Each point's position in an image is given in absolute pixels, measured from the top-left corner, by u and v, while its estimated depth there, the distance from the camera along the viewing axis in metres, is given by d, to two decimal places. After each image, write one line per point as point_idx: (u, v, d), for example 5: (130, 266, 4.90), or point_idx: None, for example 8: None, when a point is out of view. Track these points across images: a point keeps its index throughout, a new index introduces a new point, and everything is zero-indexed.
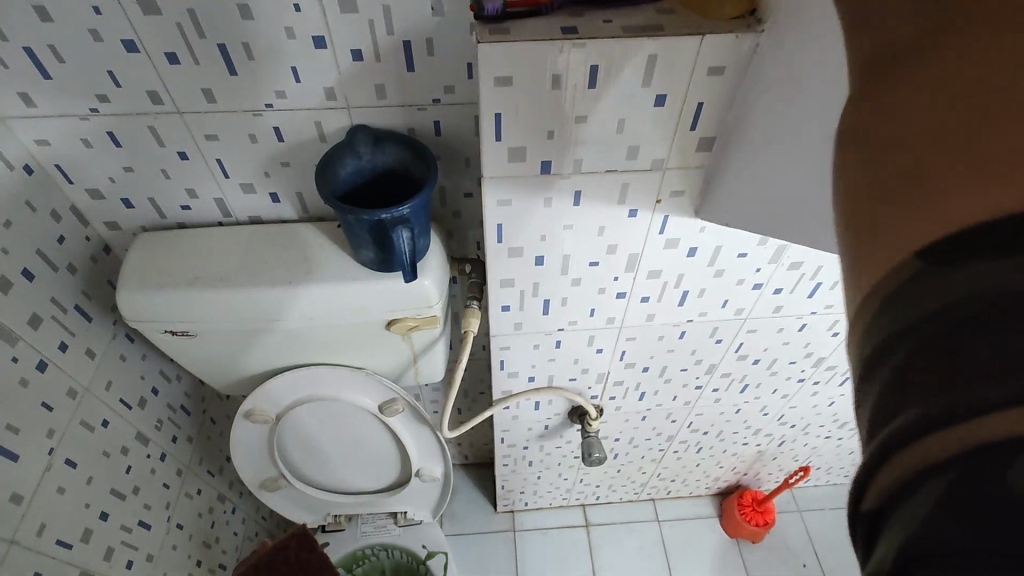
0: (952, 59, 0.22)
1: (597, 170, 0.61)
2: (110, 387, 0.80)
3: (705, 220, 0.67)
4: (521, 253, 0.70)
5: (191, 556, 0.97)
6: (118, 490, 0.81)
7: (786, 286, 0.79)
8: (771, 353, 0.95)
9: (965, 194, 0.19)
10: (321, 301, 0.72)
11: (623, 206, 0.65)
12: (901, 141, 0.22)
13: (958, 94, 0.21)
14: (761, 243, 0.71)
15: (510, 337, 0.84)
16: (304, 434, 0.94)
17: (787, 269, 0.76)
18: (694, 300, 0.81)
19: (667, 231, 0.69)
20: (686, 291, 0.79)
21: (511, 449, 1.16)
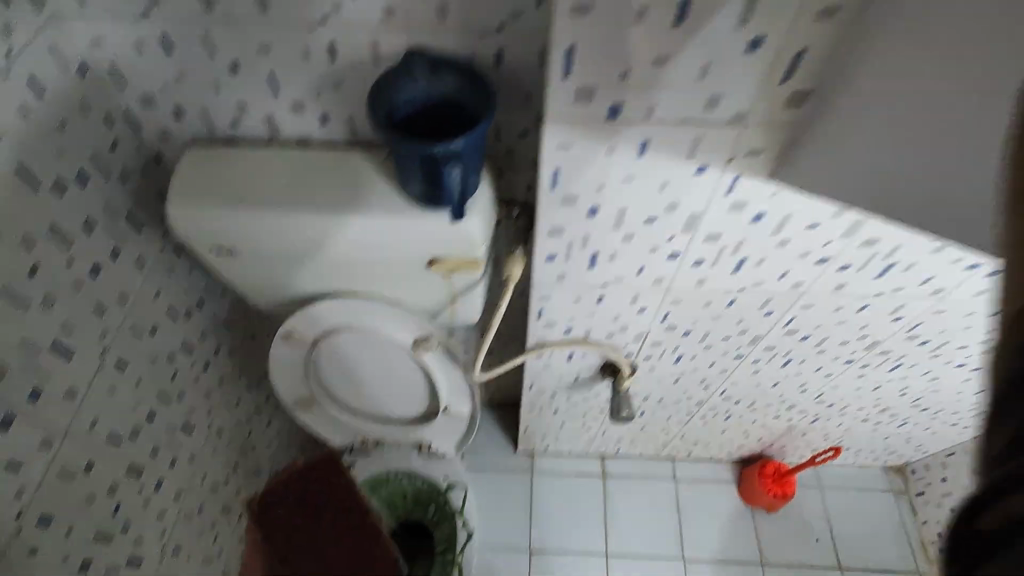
0: None
1: (670, 119, 0.55)
2: (158, 296, 0.82)
3: (779, 184, 0.61)
4: (575, 203, 0.67)
5: (228, 461, 1.03)
6: (164, 394, 0.85)
7: (854, 264, 0.73)
8: (824, 331, 0.90)
9: None
10: (365, 234, 0.71)
11: (692, 161, 0.60)
12: None
13: None
14: (836, 216, 0.65)
15: (552, 287, 0.82)
16: (340, 360, 0.96)
17: (860, 245, 0.70)
18: (751, 270, 0.76)
19: (735, 194, 0.64)
20: (744, 258, 0.74)
21: (538, 396, 1.17)
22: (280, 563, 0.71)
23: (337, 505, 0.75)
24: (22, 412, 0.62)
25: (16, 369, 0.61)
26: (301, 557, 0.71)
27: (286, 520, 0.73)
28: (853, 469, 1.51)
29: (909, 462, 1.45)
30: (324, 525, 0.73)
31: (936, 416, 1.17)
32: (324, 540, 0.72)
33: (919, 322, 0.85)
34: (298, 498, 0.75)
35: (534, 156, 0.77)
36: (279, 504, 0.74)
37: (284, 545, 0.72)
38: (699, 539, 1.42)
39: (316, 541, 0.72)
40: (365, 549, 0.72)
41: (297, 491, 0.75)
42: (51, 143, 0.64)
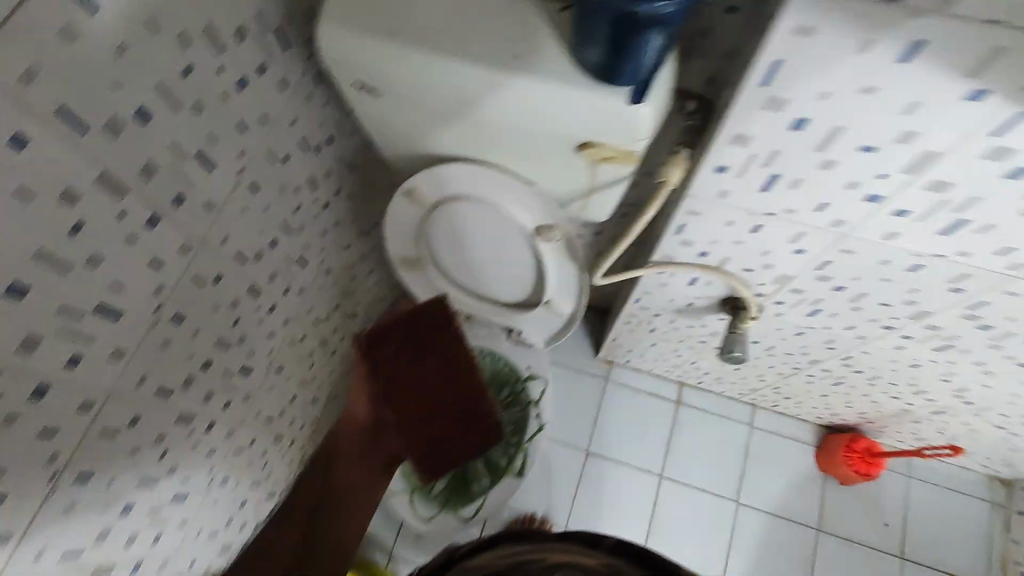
0: None
1: (972, 16, 0.41)
2: (294, 124, 0.80)
3: None
4: (781, 109, 0.54)
5: (332, 299, 1.07)
6: (286, 224, 0.86)
7: None
8: (1014, 325, 0.75)
9: None
10: (521, 98, 0.63)
11: (968, 82, 0.45)
12: None
13: None
14: None
15: (707, 203, 0.71)
16: (454, 229, 0.93)
17: None
18: (966, 237, 0.62)
19: (1004, 138, 0.49)
20: (964, 221, 0.60)
21: (640, 311, 1.10)
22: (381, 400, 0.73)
23: (441, 357, 0.74)
24: (167, 215, 0.63)
25: (165, 170, 0.61)
26: (404, 400, 0.73)
27: (392, 361, 0.73)
28: (951, 468, 1.38)
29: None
30: (429, 373, 0.73)
31: None
32: (427, 388, 0.73)
33: None
34: (404, 342, 0.73)
35: (733, 42, 0.63)
36: (384, 344, 0.73)
37: (388, 383, 0.73)
38: (759, 488, 1.39)
39: (420, 387, 0.73)
40: (466, 405, 0.74)
41: (399, 335, 0.73)
42: None
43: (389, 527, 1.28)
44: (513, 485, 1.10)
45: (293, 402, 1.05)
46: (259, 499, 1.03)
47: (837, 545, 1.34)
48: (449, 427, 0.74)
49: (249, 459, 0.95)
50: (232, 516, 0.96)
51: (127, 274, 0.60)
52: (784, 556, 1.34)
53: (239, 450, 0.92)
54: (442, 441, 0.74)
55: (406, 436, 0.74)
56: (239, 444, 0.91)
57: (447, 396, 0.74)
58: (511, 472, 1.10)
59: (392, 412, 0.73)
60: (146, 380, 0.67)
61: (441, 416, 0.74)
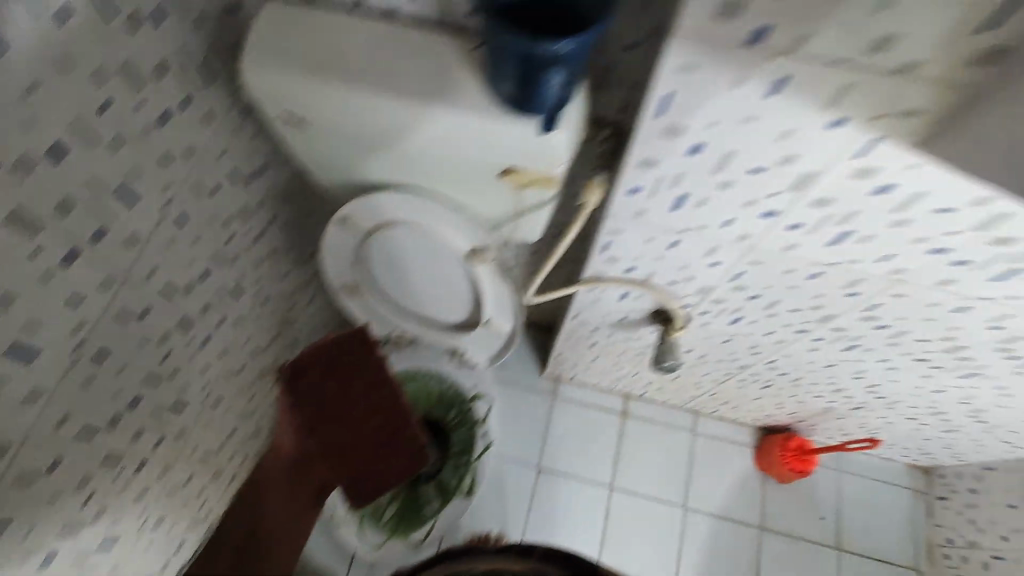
0: None
1: (821, 56, 0.47)
2: (223, 156, 0.80)
3: (923, 157, 0.52)
4: (678, 136, 0.59)
5: (271, 329, 1.06)
6: (218, 255, 0.85)
7: (972, 262, 0.65)
8: (905, 323, 0.82)
9: None
10: (443, 128, 0.66)
11: (830, 111, 0.51)
12: None
13: None
14: (977, 204, 0.57)
15: (625, 223, 0.76)
16: (390, 254, 0.95)
17: (988, 242, 0.61)
18: (851, 245, 0.68)
19: (867, 158, 0.55)
20: (847, 232, 0.66)
21: (579, 327, 1.14)
22: (306, 431, 0.71)
23: (368, 379, 0.75)
24: (87, 250, 0.62)
25: (83, 206, 0.60)
26: (330, 429, 0.72)
27: (315, 390, 0.73)
28: (877, 461, 1.47)
29: (940, 466, 1.41)
30: (354, 398, 0.74)
31: (990, 431, 1.11)
32: (355, 412, 0.73)
33: (1019, 336, 0.77)
34: (327, 370, 0.74)
35: (638, 73, 0.69)
36: (306, 374, 0.73)
37: (312, 413, 0.72)
38: (704, 492, 1.44)
39: (347, 413, 0.73)
40: (395, 425, 0.75)
41: (324, 362, 0.74)
42: None
43: (341, 560, 1.26)
44: (463, 505, 1.11)
45: (233, 436, 1.03)
46: (199, 539, 0.99)
47: (778, 541, 1.40)
48: (376, 450, 0.74)
49: (185, 498, 0.93)
50: (169, 558, 0.92)
51: (43, 312, 0.59)
52: (731, 556, 1.38)
53: (173, 488, 0.89)
54: (371, 465, 0.74)
55: (335, 465, 0.72)
56: (174, 483, 0.89)
57: (375, 417, 0.74)
58: (460, 493, 1.11)
59: (318, 443, 0.71)
60: (67, 421, 0.65)
61: (368, 439, 0.74)
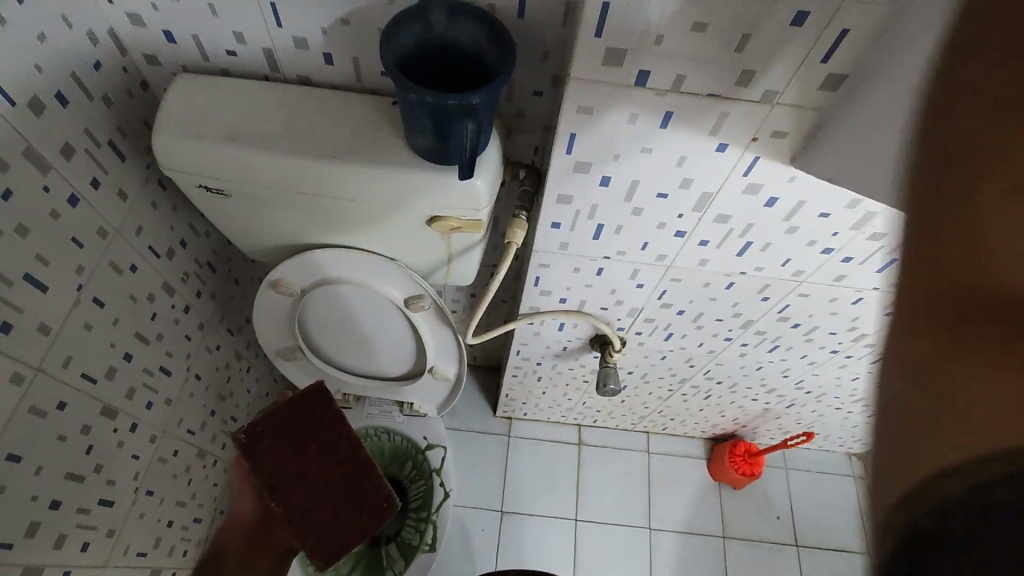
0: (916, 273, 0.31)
1: (698, 91, 0.53)
2: (140, 233, 0.78)
3: (798, 170, 0.59)
4: (588, 171, 0.64)
5: (206, 406, 1.01)
6: (142, 335, 0.81)
7: (857, 257, 0.73)
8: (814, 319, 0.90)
9: None
10: (367, 183, 0.68)
11: (715, 138, 0.57)
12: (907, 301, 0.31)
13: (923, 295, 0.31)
14: (850, 206, 0.64)
15: (553, 256, 0.80)
16: (326, 313, 0.94)
17: (867, 237, 0.69)
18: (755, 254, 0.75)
19: (753, 175, 0.62)
20: (750, 242, 0.73)
21: (523, 362, 1.16)
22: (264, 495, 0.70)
23: (325, 439, 0.74)
24: None
25: None
26: (290, 491, 0.70)
27: (272, 453, 0.71)
28: (818, 454, 1.55)
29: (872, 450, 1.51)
30: (312, 459, 0.72)
31: None
32: (314, 473, 0.72)
33: None
34: (282, 432, 0.72)
35: (546, 118, 0.74)
36: (262, 437, 0.71)
37: (270, 476, 0.70)
38: (666, 510, 1.46)
39: (305, 474, 0.71)
40: (356, 482, 0.74)
41: (279, 422, 0.72)
42: (28, 57, 0.58)
43: None
44: (427, 562, 1.07)
45: (171, 528, 0.95)
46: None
47: (742, 547, 1.44)
48: (337, 508, 0.72)
49: None
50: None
51: None
52: (699, 570, 1.40)
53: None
54: (332, 525, 0.71)
55: (296, 528, 0.70)
56: None
57: (336, 477, 0.73)
58: (424, 549, 1.07)
59: (278, 506, 0.69)
60: None
61: (328, 497, 0.72)
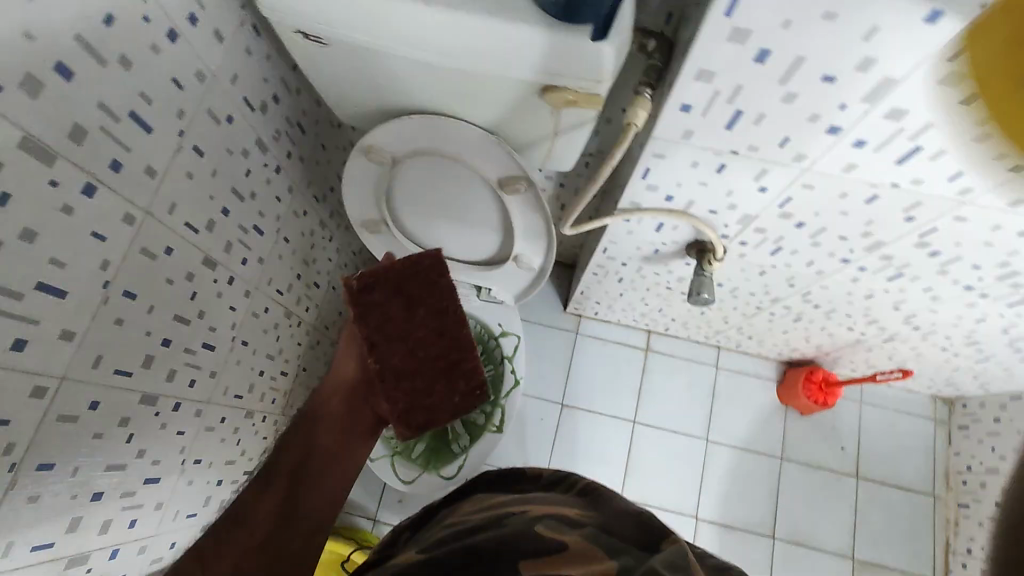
0: None
1: None
2: (235, 83, 0.74)
3: None
4: (744, 40, 0.53)
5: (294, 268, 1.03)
6: (238, 191, 0.81)
7: None
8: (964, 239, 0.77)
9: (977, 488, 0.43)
10: (481, 38, 0.60)
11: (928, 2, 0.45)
12: None
13: None
14: None
15: (671, 145, 0.71)
16: (415, 187, 0.90)
17: None
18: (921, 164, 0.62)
19: (961, 59, 0.50)
20: (918, 148, 0.61)
21: (607, 261, 1.11)
22: (365, 350, 0.69)
23: (432, 305, 0.73)
24: (105, 182, 0.58)
25: (96, 133, 0.56)
26: (389, 351, 0.70)
27: (381, 305, 0.71)
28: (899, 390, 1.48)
29: (963, 396, 1.40)
30: (416, 323, 0.71)
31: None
32: (417, 337, 0.71)
33: None
34: (394, 288, 0.72)
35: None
36: (373, 290, 0.71)
37: (373, 331, 0.70)
38: (726, 426, 1.45)
39: (408, 337, 0.70)
40: (455, 359, 0.72)
41: (388, 277, 0.72)
42: None
43: (372, 496, 1.29)
44: (493, 441, 1.11)
45: (262, 377, 1.02)
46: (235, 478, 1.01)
47: (798, 471, 1.43)
48: (432, 381, 0.71)
49: (221, 437, 0.93)
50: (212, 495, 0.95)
51: (66, 248, 0.56)
52: (752, 486, 1.41)
53: (207, 428, 0.89)
54: (424, 396, 0.71)
55: (389, 390, 0.69)
56: (210, 422, 0.89)
57: (437, 348, 0.72)
58: (490, 430, 1.11)
59: (375, 363, 0.69)
60: (102, 361, 0.64)
61: (426, 367, 0.71)
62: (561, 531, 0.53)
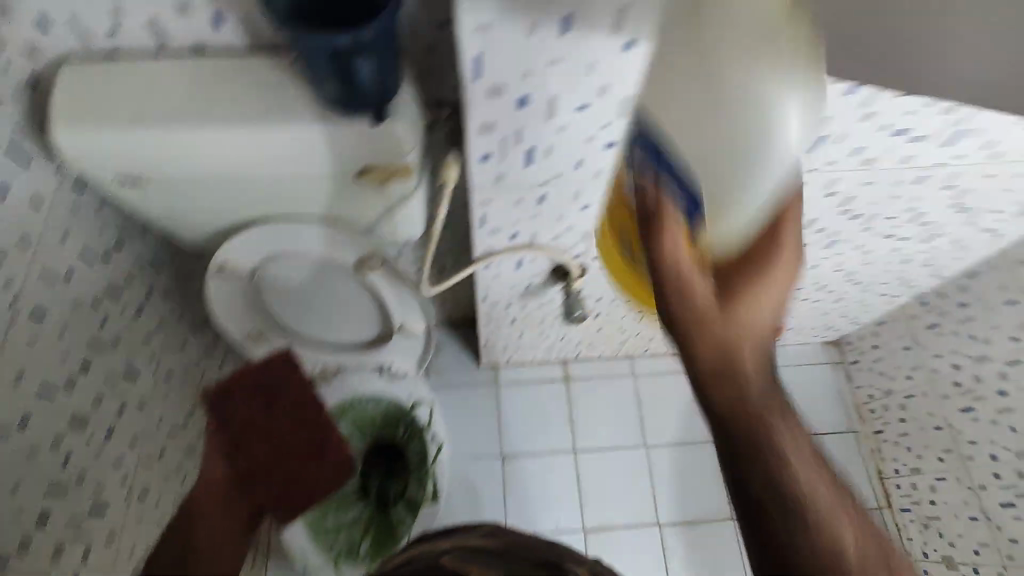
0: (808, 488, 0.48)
1: None
2: (67, 239, 0.76)
3: None
4: (502, 93, 0.63)
5: (187, 403, 1.01)
6: (97, 342, 0.80)
7: None
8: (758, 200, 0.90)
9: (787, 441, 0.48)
10: (286, 144, 0.66)
11: (619, 35, 0.56)
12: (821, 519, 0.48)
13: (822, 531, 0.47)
14: None
15: (492, 190, 0.79)
16: (283, 290, 0.94)
17: None
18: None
19: None
20: None
21: (493, 307, 1.17)
22: None
23: None
24: None
25: None
26: None
27: None
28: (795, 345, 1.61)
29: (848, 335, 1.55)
30: None
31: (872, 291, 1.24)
32: None
33: (853, 195, 0.88)
34: None
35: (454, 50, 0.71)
36: None
37: None
38: (660, 427, 1.51)
39: None
40: None
41: None
42: None
43: None
44: (433, 512, 1.02)
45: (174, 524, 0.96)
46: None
47: None
48: None
49: None
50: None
51: None
52: (701, 476, 1.46)
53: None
54: None
55: None
56: None
57: None
58: (430, 500, 1.02)
59: None
60: None
61: None
62: (466, 559, 0.54)
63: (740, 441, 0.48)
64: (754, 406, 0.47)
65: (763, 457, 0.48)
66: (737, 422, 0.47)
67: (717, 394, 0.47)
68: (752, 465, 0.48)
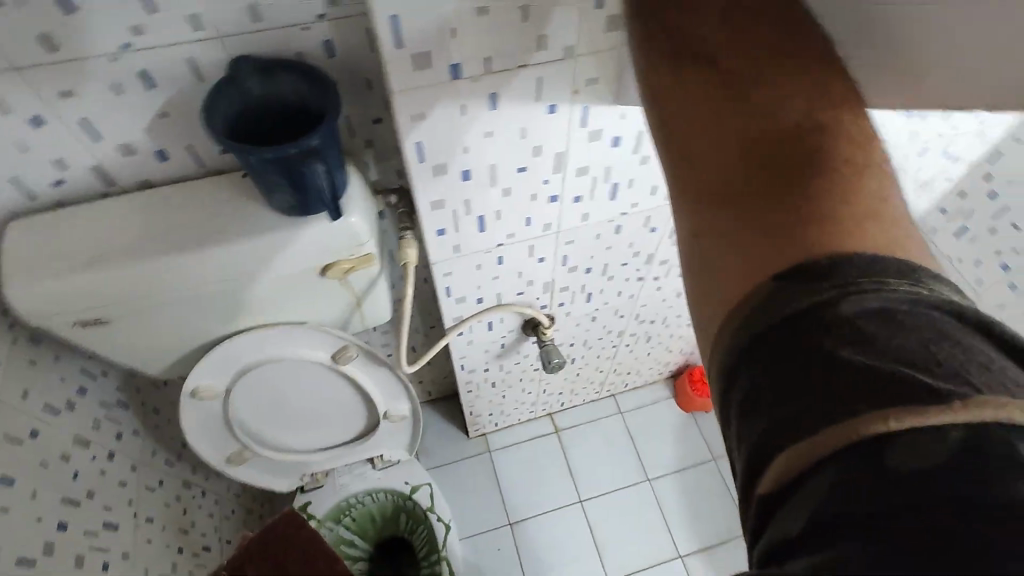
0: (755, 220, 0.35)
1: (508, 67, 0.58)
2: (25, 397, 0.73)
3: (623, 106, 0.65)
4: (446, 170, 0.68)
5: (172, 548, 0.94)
6: (69, 497, 0.76)
7: None
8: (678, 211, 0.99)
9: (761, 164, 0.36)
10: (247, 258, 0.68)
11: (541, 101, 0.63)
12: (732, 224, 0.35)
13: (757, 219, 0.34)
14: None
15: (452, 260, 0.83)
16: (258, 401, 0.92)
17: None
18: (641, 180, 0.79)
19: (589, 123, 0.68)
20: (616, 183, 0.79)
21: (471, 375, 1.18)
22: None
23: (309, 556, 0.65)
24: None
25: None
26: None
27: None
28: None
29: None
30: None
31: None
32: None
33: None
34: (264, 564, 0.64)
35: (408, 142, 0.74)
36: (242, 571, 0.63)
37: None
38: (657, 458, 1.52)
39: None
40: None
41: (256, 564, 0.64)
42: None
43: None
44: None
45: None
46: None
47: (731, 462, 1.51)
48: None
49: None
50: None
51: None
52: (707, 497, 1.47)
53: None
54: None
55: None
56: None
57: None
58: None
59: None
60: None
61: None
62: None
63: (768, 212, 0.34)
64: (790, 165, 0.35)
65: (783, 231, 0.33)
66: (776, 161, 0.36)
67: (753, 161, 0.37)
68: (774, 249, 0.33)
